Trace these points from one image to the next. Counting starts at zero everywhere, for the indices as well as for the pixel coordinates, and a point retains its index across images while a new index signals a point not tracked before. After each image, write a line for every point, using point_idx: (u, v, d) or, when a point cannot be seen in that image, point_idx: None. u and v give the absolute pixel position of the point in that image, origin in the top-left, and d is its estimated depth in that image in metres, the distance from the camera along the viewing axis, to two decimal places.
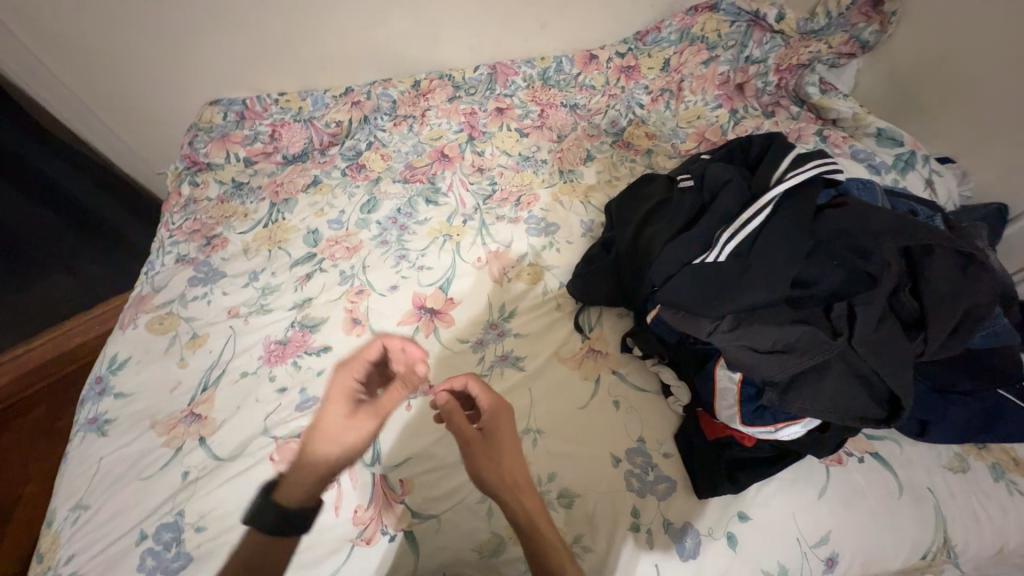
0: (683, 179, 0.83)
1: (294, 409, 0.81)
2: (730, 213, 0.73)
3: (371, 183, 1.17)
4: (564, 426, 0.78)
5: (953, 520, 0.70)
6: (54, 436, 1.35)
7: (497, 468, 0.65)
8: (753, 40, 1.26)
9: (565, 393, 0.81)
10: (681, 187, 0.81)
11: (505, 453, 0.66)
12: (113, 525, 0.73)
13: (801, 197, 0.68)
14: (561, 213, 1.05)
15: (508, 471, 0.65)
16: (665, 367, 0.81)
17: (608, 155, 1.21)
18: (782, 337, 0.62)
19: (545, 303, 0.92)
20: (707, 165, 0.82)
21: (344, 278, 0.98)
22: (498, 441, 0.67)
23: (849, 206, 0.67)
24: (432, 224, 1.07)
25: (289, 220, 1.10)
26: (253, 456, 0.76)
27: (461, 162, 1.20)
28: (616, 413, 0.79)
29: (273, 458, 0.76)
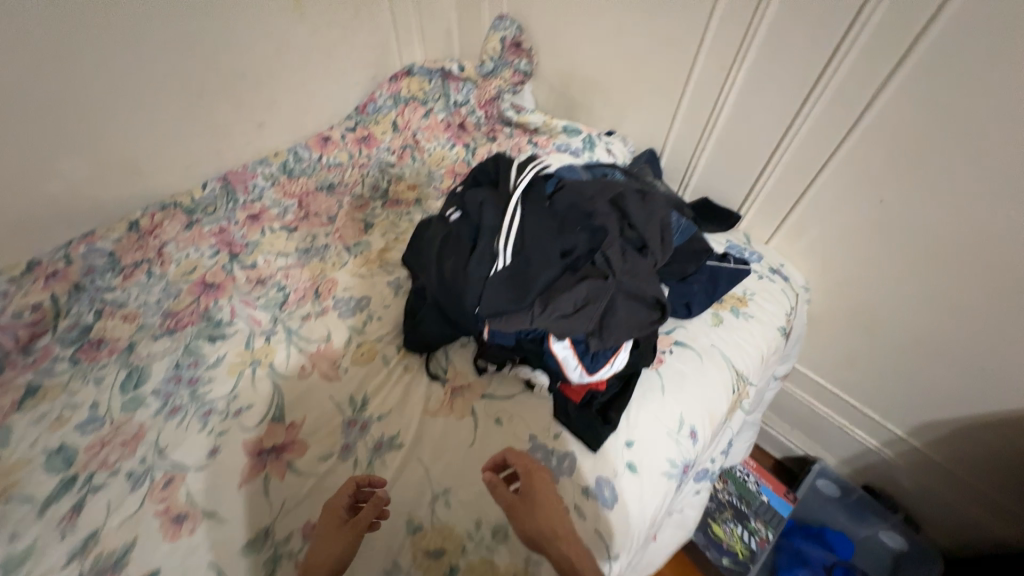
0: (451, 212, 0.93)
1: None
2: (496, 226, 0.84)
3: (122, 354, 0.93)
4: (466, 468, 0.78)
5: (734, 356, 0.97)
6: None
7: (539, 520, 0.66)
8: (452, 89, 1.51)
9: (452, 441, 0.81)
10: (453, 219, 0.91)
11: (544, 513, 0.67)
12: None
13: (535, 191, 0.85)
14: (366, 284, 1.05)
15: (548, 521, 0.66)
16: (521, 365, 0.88)
17: (384, 217, 1.27)
18: (578, 296, 0.76)
19: (392, 373, 0.90)
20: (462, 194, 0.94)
21: (135, 480, 0.76)
22: (537, 498, 0.69)
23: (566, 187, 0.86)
24: (228, 359, 0.92)
25: (9, 457, 0.79)
26: None
27: (234, 283, 1.08)
28: (502, 428, 0.83)
29: None
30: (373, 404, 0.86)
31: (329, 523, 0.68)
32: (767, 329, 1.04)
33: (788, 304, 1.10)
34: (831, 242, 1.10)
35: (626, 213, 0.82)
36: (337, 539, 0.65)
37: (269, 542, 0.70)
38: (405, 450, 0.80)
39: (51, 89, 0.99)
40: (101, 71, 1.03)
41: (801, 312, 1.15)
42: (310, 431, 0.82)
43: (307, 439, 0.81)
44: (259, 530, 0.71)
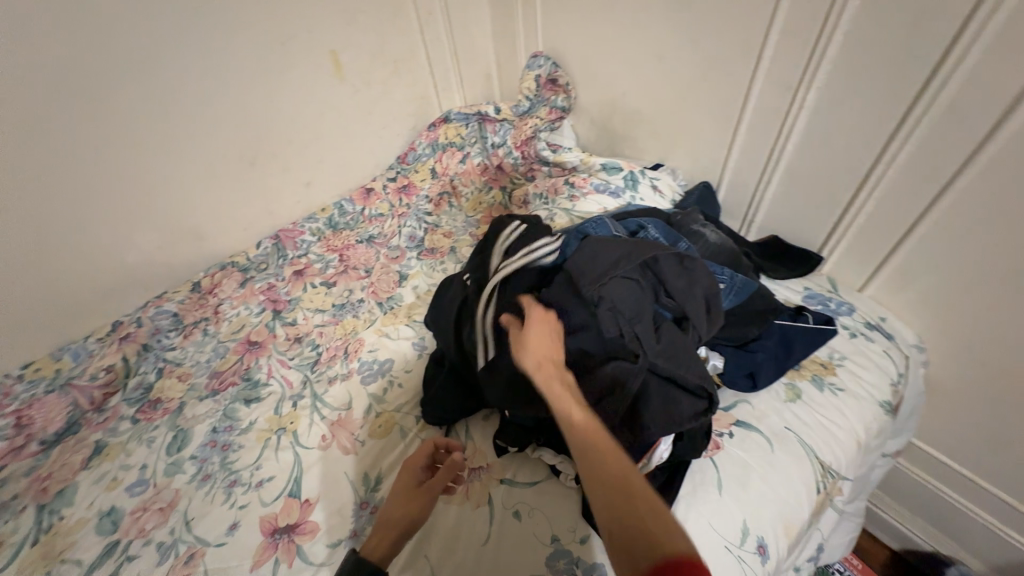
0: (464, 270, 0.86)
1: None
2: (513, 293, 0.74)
3: (172, 414, 1.00)
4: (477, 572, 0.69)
5: (818, 443, 0.77)
6: None
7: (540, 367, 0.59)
8: (489, 131, 1.48)
9: (464, 537, 0.73)
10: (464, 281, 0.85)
11: (536, 355, 0.60)
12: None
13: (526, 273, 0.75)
14: (392, 345, 1.02)
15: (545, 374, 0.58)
16: (545, 448, 0.78)
17: (417, 269, 1.25)
18: (599, 384, 0.66)
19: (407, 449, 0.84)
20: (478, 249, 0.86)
21: (163, 552, 0.78)
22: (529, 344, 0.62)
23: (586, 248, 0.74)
24: (259, 424, 0.94)
25: (70, 516, 0.86)
26: None
27: (274, 342, 1.11)
28: (521, 524, 0.73)
29: None
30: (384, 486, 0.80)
31: (407, 478, 0.74)
32: (864, 405, 0.82)
33: (895, 370, 0.86)
34: (954, 293, 0.85)
35: (661, 280, 0.71)
36: (413, 501, 0.71)
37: None
38: (415, 544, 0.74)
39: (131, 171, 1.12)
40: (170, 150, 1.15)
41: (915, 379, 0.91)
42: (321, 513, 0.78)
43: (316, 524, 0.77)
44: None
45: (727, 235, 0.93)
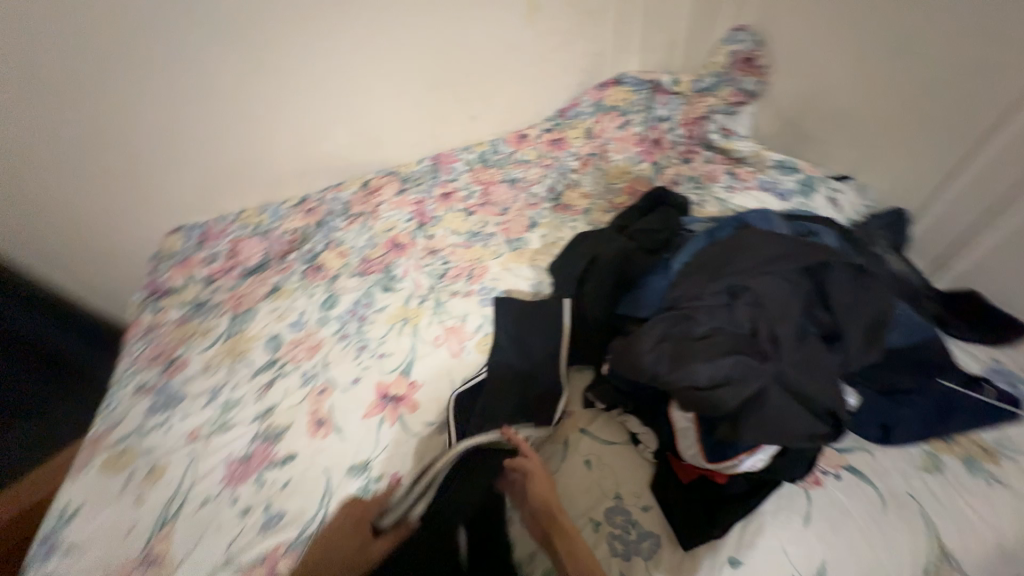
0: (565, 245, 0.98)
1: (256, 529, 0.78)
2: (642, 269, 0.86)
3: (328, 280, 1.21)
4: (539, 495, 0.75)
5: (948, 525, 0.67)
6: None
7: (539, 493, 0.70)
8: (658, 102, 1.44)
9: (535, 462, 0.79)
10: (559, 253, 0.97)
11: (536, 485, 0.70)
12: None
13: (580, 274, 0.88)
14: (511, 280, 1.10)
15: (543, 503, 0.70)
16: (631, 416, 0.81)
17: (549, 220, 1.30)
18: (718, 369, 0.64)
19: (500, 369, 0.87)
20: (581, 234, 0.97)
21: (305, 380, 0.99)
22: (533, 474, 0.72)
23: (742, 240, 0.76)
24: (390, 309, 1.10)
25: (249, 329, 1.12)
26: None
27: (413, 247, 1.27)
28: (589, 474, 0.77)
29: None
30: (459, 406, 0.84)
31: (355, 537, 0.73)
32: None
33: None
34: None
35: (822, 290, 0.67)
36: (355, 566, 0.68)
37: (366, 474, 0.83)
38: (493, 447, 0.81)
39: (343, 72, 1.31)
40: (375, 60, 1.32)
41: None
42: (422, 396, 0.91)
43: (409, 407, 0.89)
44: (364, 459, 0.85)
45: (909, 271, 0.82)
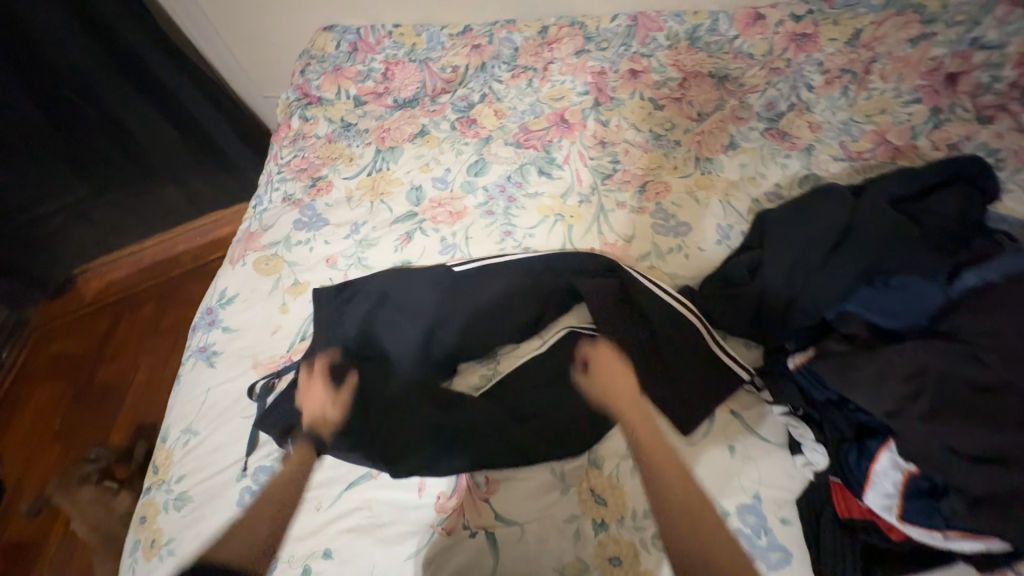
0: (814, 198, 0.77)
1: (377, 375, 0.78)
2: (916, 268, 0.65)
3: (481, 142, 1.07)
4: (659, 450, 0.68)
5: None
6: (152, 339, 1.64)
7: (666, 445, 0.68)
8: (993, 16, 0.98)
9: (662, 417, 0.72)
10: (804, 205, 0.77)
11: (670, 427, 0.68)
12: (218, 455, 0.76)
13: (827, 233, 0.71)
14: (695, 210, 0.90)
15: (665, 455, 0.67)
16: (800, 423, 0.68)
17: (756, 145, 1.02)
18: (997, 444, 0.51)
19: (629, 298, 0.80)
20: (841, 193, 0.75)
21: (444, 248, 0.93)
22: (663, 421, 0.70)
23: None
24: (543, 199, 0.96)
25: (393, 171, 1.04)
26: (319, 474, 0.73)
27: (582, 131, 1.06)
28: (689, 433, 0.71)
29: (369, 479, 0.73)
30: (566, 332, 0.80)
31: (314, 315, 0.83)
32: None
33: None
34: None
35: None
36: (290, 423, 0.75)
37: (493, 364, 0.80)
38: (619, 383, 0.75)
39: None
40: None
41: None
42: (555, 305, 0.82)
43: (526, 301, 0.82)
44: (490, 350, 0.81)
45: None
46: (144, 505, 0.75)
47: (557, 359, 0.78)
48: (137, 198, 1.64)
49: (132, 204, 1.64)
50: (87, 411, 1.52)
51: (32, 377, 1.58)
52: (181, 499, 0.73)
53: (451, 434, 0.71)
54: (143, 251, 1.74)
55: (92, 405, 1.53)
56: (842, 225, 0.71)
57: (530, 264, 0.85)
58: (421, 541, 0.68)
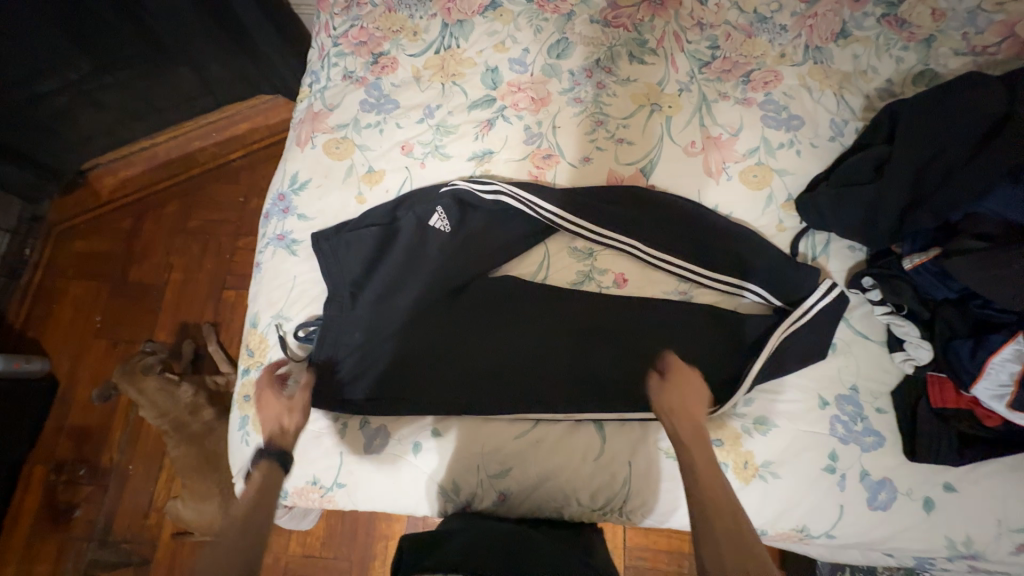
0: (962, 89, 0.70)
1: (466, 269, 0.78)
2: None
3: (562, 18, 0.94)
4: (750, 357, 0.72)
5: None
6: (178, 240, 1.57)
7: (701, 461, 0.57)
8: None
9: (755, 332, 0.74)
10: (950, 97, 0.70)
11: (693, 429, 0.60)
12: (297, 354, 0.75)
13: (975, 132, 0.67)
14: (808, 102, 0.82)
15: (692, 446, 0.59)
16: (900, 320, 0.69)
17: (870, 35, 0.91)
18: None
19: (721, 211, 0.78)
20: (996, 85, 0.68)
21: (529, 137, 0.86)
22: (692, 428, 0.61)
23: None
24: (637, 86, 0.87)
25: (464, 49, 0.93)
26: (417, 444, 0.71)
27: (678, 9, 0.93)
28: (790, 349, 0.69)
29: (470, 368, 0.75)
30: (647, 243, 0.77)
31: None
32: None
33: None
34: None
35: None
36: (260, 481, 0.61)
37: (589, 262, 0.78)
38: (711, 297, 0.77)
39: None
40: None
41: None
42: (648, 215, 0.77)
43: (624, 202, 0.79)
44: (586, 247, 0.79)
45: None
46: (244, 384, 0.76)
47: (665, 260, 0.76)
48: (148, 84, 1.47)
49: (141, 90, 1.47)
50: (125, 312, 1.51)
51: (60, 274, 1.54)
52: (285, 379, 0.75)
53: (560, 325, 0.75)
54: (160, 146, 1.62)
55: (130, 303, 1.52)
56: (992, 121, 0.66)
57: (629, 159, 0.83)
58: (530, 420, 0.71)
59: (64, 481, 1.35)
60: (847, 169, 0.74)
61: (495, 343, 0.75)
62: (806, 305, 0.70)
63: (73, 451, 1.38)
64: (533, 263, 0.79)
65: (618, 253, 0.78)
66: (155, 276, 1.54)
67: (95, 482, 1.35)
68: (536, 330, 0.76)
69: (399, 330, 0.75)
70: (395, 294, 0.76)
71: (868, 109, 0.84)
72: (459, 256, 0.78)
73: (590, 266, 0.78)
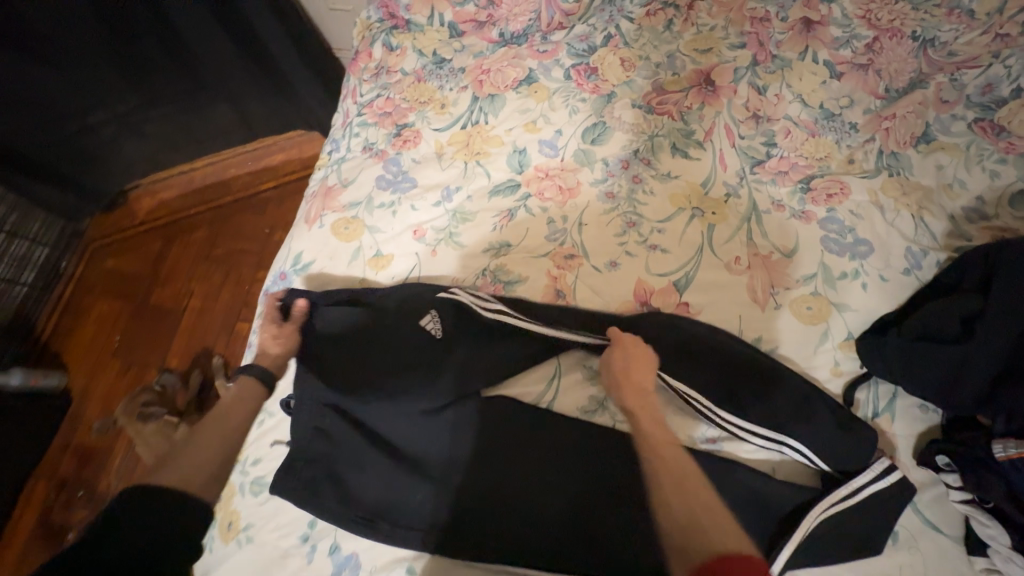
0: None
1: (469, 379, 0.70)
2: None
3: (601, 99, 0.87)
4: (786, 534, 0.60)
5: None
6: (206, 260, 1.53)
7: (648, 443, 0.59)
8: None
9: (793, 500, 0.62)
10: None
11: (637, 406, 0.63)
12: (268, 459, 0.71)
13: None
14: (879, 224, 0.72)
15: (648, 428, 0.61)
16: (985, 515, 0.56)
17: (959, 142, 0.79)
18: None
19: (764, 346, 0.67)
20: None
21: (552, 232, 0.78)
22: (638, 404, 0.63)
23: None
24: (677, 184, 0.79)
25: (492, 126, 0.87)
26: None
27: (731, 98, 0.84)
28: (836, 535, 0.58)
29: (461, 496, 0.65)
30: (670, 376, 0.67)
31: None
32: None
33: None
34: None
35: None
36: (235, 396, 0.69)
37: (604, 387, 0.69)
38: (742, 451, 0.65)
39: None
40: None
41: None
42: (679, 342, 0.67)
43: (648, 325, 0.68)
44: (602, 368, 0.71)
45: None
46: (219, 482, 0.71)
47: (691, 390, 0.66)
48: (189, 117, 1.49)
49: (182, 121, 1.50)
50: (140, 334, 1.46)
51: (89, 289, 1.52)
52: (259, 483, 0.69)
53: (567, 461, 0.66)
54: (203, 171, 1.63)
55: (152, 322, 1.47)
56: None
57: (662, 268, 0.74)
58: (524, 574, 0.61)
59: (61, 503, 1.28)
60: (926, 319, 0.62)
61: (493, 472, 0.66)
62: (852, 485, 0.58)
63: (74, 471, 1.31)
64: (540, 381, 0.71)
65: None
66: (183, 296, 1.50)
67: (90, 507, 1.27)
68: (540, 465, 0.66)
69: (389, 442, 0.68)
70: (386, 401, 0.69)
71: (952, 235, 0.72)
72: (460, 366, 0.70)
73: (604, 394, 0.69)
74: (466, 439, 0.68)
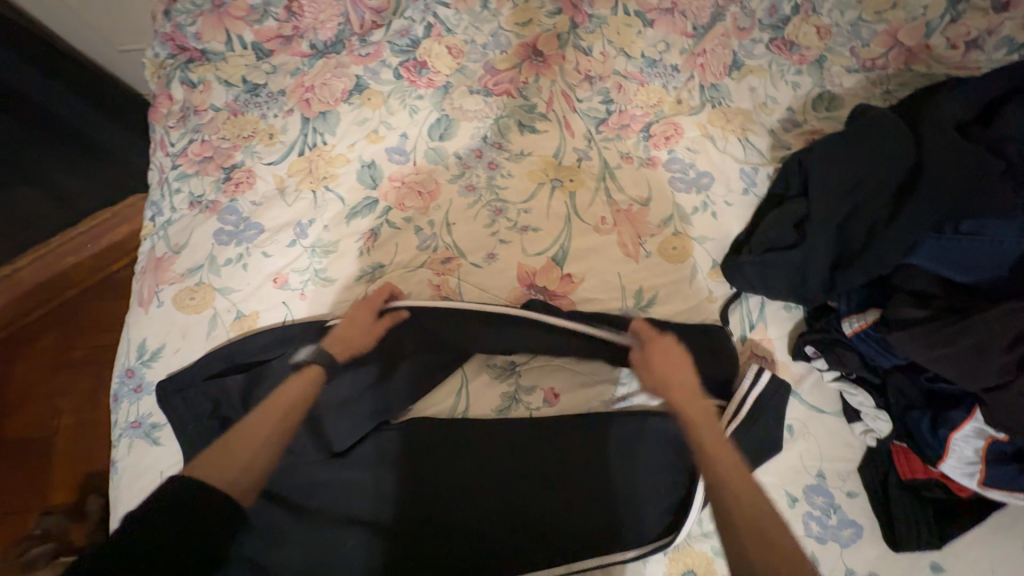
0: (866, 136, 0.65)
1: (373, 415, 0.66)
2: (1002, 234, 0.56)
3: (438, 92, 0.84)
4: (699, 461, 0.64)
5: None
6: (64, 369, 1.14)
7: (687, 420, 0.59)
8: None
9: None
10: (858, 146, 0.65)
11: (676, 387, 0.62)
12: None
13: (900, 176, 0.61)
14: (713, 155, 0.78)
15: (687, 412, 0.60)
16: (851, 386, 0.64)
17: (763, 62, 0.84)
18: None
19: (644, 294, 0.70)
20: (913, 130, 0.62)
21: (422, 241, 0.75)
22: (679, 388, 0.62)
23: None
24: (532, 161, 0.79)
25: (332, 146, 0.80)
26: None
27: (562, 64, 0.86)
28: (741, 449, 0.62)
29: (397, 540, 0.61)
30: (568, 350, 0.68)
31: None
32: None
33: None
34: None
35: None
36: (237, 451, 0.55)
37: (512, 379, 0.69)
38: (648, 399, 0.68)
39: None
40: None
41: None
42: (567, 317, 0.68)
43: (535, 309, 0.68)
44: (507, 361, 0.70)
45: None
46: None
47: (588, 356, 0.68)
48: None
49: None
50: None
51: None
52: None
53: (492, 466, 0.65)
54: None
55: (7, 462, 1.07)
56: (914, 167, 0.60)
57: (536, 248, 0.74)
58: None
59: None
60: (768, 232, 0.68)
61: (421, 499, 0.63)
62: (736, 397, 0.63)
63: None
64: (449, 393, 0.68)
65: (542, 370, 0.70)
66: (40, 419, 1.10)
67: None
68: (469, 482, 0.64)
69: (304, 510, 0.63)
70: (289, 469, 0.64)
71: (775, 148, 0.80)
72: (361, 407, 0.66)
73: (515, 387, 0.68)
74: (391, 482, 0.64)
